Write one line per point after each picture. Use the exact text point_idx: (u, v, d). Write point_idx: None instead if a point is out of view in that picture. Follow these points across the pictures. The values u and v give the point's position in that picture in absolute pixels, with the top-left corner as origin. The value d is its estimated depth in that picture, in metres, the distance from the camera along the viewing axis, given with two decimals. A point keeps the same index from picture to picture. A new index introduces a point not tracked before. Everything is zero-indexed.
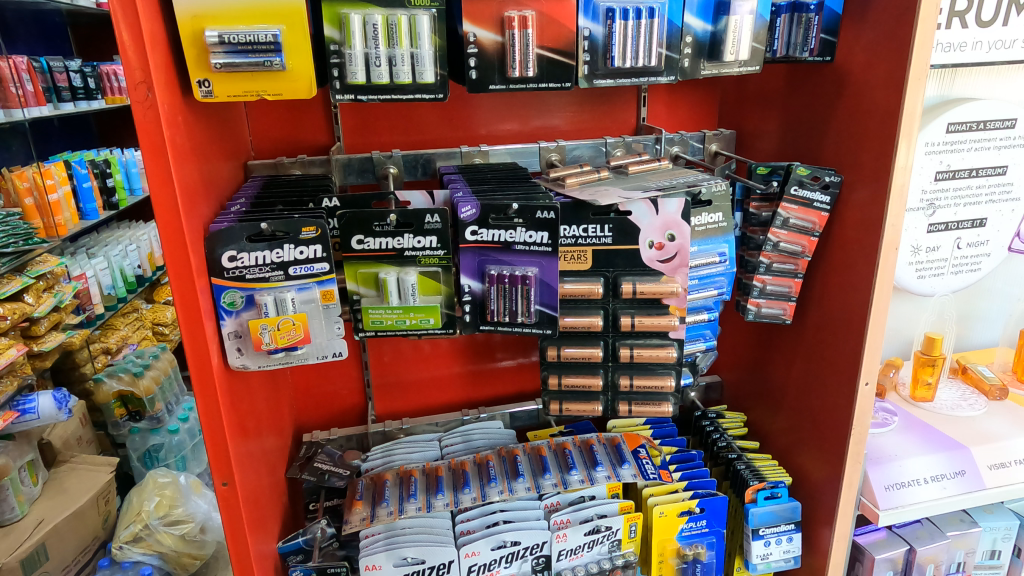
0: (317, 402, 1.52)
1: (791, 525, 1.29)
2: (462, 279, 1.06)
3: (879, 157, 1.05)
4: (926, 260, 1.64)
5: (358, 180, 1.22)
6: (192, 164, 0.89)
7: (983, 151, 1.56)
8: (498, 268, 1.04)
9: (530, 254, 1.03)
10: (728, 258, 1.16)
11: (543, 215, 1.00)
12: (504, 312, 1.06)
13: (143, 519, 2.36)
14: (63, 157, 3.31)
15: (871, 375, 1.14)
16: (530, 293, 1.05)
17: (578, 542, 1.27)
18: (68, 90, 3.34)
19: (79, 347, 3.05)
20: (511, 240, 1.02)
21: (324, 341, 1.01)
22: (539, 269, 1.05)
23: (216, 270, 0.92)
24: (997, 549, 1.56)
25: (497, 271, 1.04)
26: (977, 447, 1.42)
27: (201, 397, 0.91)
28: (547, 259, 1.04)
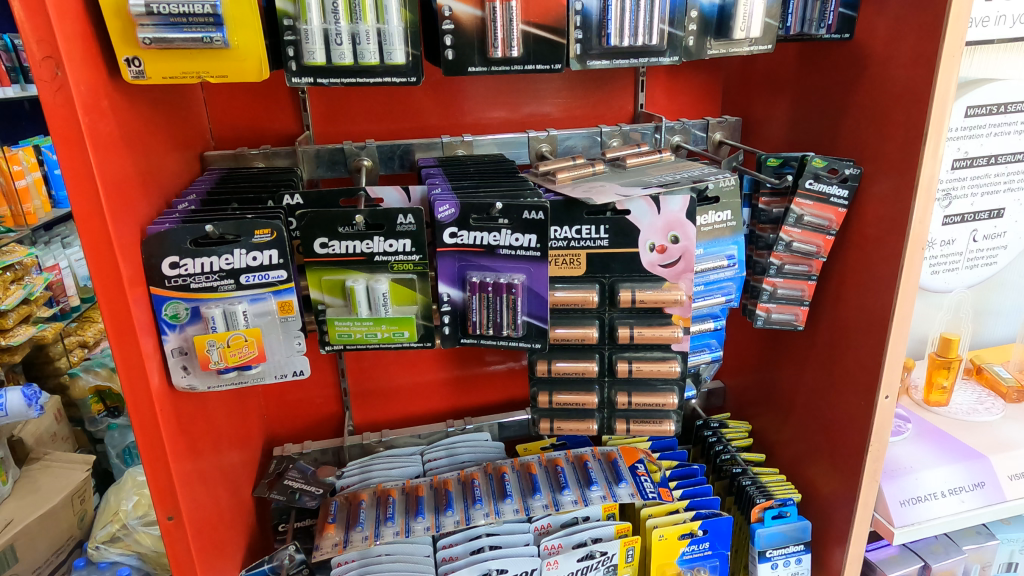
0: (290, 411, 1.41)
1: (800, 546, 1.18)
2: (440, 288, 0.94)
3: (905, 145, 0.94)
4: (941, 255, 1.53)
5: (328, 173, 1.10)
6: (123, 155, 0.76)
7: (1004, 136, 1.43)
8: (479, 275, 0.93)
9: (515, 260, 0.91)
10: (737, 261, 1.05)
11: (530, 215, 0.88)
12: (488, 324, 0.95)
13: (121, 520, 2.21)
14: (34, 142, 3.16)
15: (892, 388, 1.03)
16: (517, 303, 0.94)
17: (571, 569, 1.16)
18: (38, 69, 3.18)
19: (52, 340, 2.83)
20: (495, 244, 0.90)
21: (283, 359, 0.90)
22: (527, 276, 0.93)
23: (155, 278, 0.79)
24: (1014, 562, 1.40)
25: (479, 278, 0.93)
26: (996, 456, 1.29)
27: (138, 424, 0.79)
28: (536, 265, 0.92)
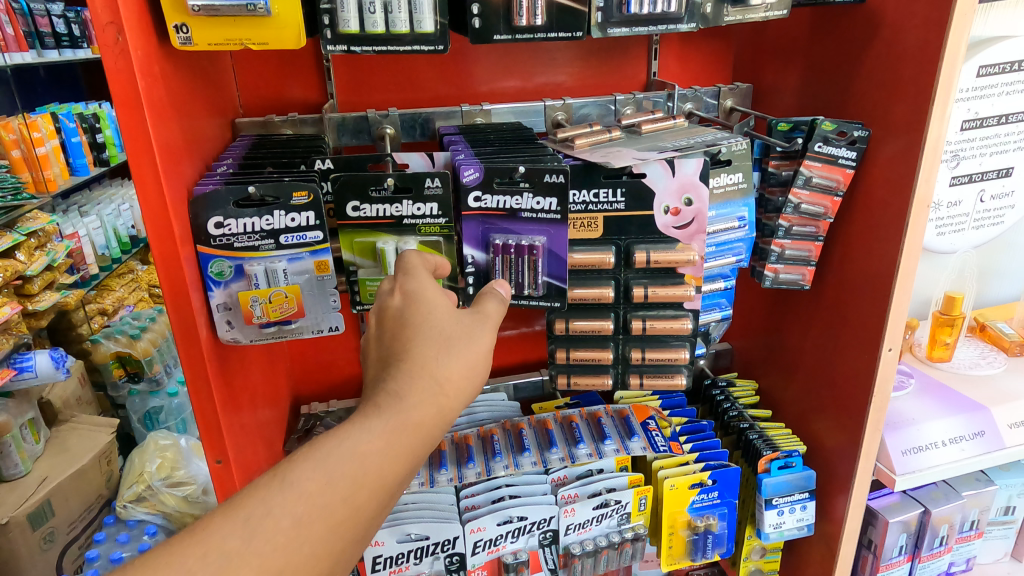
0: (316, 371, 1.47)
1: (805, 493, 1.25)
2: (466, 249, 0.99)
3: (914, 107, 0.97)
4: (947, 217, 1.57)
5: (352, 141, 1.14)
6: (173, 120, 0.81)
7: (1015, 95, 1.44)
8: (503, 237, 0.98)
9: (536, 223, 0.96)
10: (747, 223, 1.10)
11: (550, 179, 0.93)
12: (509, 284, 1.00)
13: (146, 480, 2.36)
14: (50, 108, 3.20)
15: (896, 341, 1.08)
16: (538, 265, 0.99)
17: (586, 517, 1.24)
18: (51, 36, 3.21)
19: (75, 308, 2.93)
20: (517, 207, 0.95)
21: (320, 315, 0.96)
22: (547, 238, 0.98)
23: (202, 238, 0.85)
24: (1012, 505, 1.48)
25: (502, 241, 0.98)
26: (997, 407, 1.35)
27: (189, 372, 0.86)
28: (556, 228, 0.97)
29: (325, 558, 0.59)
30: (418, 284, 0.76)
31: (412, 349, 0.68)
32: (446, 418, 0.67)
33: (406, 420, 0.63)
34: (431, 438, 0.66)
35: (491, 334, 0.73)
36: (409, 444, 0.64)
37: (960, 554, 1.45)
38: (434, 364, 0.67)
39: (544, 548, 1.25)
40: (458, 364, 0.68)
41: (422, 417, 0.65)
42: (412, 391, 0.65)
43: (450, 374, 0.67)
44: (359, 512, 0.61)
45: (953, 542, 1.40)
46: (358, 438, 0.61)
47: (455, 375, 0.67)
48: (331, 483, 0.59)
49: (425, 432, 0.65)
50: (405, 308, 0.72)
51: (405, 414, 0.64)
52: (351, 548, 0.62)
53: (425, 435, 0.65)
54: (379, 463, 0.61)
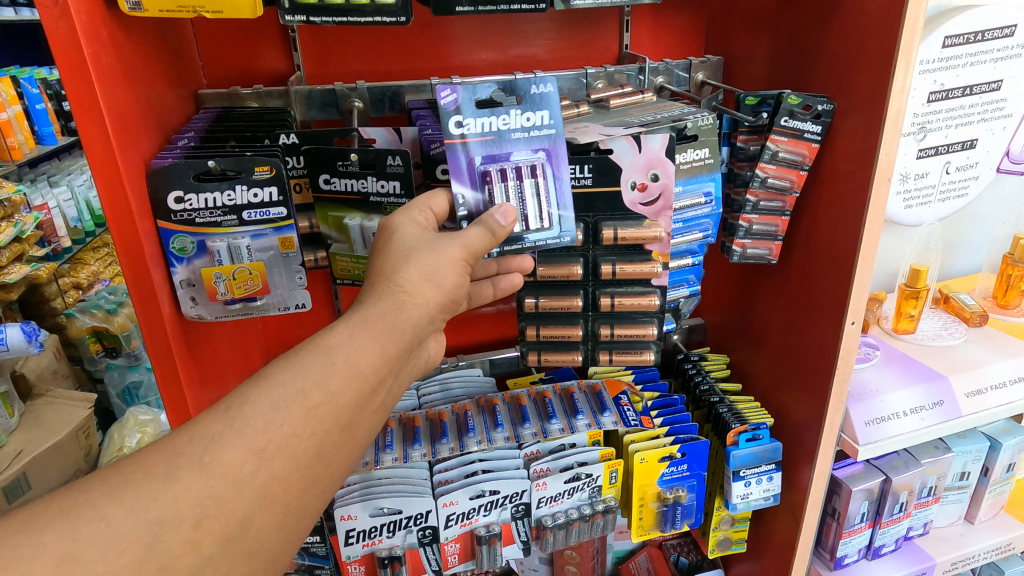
0: (290, 350, 1.40)
1: (771, 465, 1.27)
2: (455, 189, 0.90)
3: (875, 80, 0.98)
4: (914, 188, 1.58)
5: (320, 115, 1.12)
6: (127, 91, 0.81)
7: (979, 65, 1.45)
8: (496, 164, 0.90)
9: (530, 145, 0.91)
10: (714, 199, 1.10)
11: (536, 93, 0.90)
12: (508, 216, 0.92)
13: (126, 454, 2.38)
14: (10, 73, 3.17)
15: (859, 314, 1.10)
16: (542, 191, 0.92)
17: (558, 490, 1.25)
18: None
19: (46, 280, 2.84)
20: (506, 129, 0.90)
21: (286, 292, 0.95)
22: (544, 160, 0.93)
23: (162, 212, 0.84)
24: (967, 471, 1.52)
25: (496, 168, 0.90)
26: (955, 376, 1.38)
27: (152, 349, 0.87)
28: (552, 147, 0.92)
29: (306, 447, 0.60)
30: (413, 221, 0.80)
31: (382, 266, 0.73)
32: (415, 315, 0.70)
33: (373, 316, 0.67)
34: (400, 330, 0.68)
35: (461, 244, 0.77)
36: (379, 336, 0.66)
37: (918, 519, 1.48)
38: (397, 273, 0.71)
39: (516, 521, 1.26)
40: (421, 271, 0.72)
41: (387, 313, 0.68)
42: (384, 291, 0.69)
43: (413, 278, 0.71)
44: (339, 398, 0.62)
45: (911, 508, 1.44)
46: (330, 335, 0.65)
47: (420, 280, 0.72)
48: (305, 370, 0.62)
49: (392, 326, 0.68)
50: (383, 233, 0.77)
51: (368, 311, 0.67)
52: (335, 440, 0.62)
53: (392, 328, 0.67)
54: (348, 352, 0.64)
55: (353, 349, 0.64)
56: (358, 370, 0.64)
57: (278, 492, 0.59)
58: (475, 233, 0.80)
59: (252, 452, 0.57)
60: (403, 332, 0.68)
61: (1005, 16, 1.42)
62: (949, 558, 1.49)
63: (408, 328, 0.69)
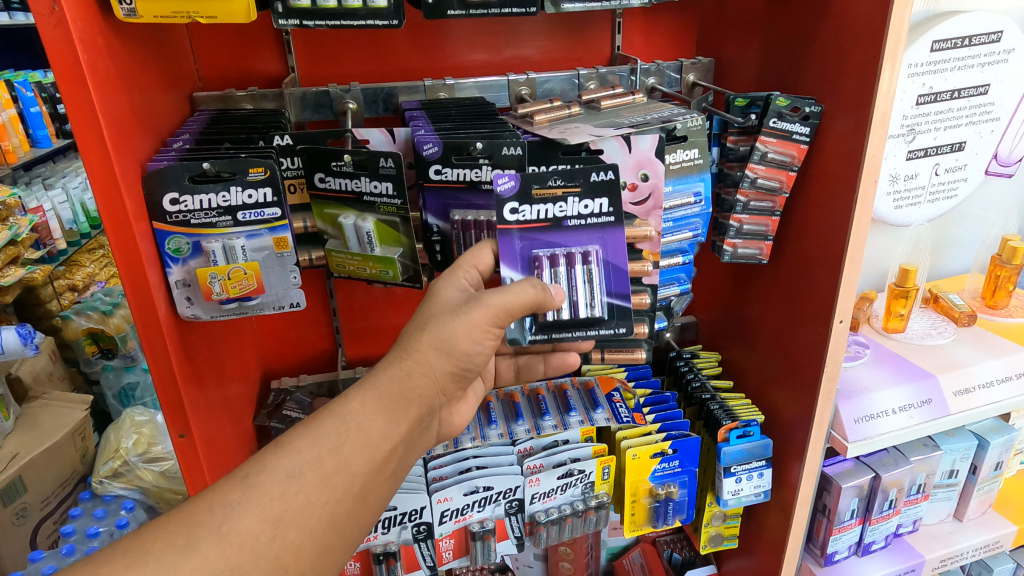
0: (286, 349, 1.41)
1: (762, 461, 1.28)
2: (504, 271, 0.94)
3: (861, 84, 0.99)
4: (904, 189, 1.59)
5: (315, 116, 1.13)
6: (122, 95, 0.82)
7: (966, 70, 1.48)
8: (548, 250, 0.94)
9: (587, 230, 0.94)
10: (703, 198, 1.12)
11: (598, 177, 0.92)
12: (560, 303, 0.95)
13: (122, 456, 2.39)
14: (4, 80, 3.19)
15: (847, 313, 1.11)
16: (596, 279, 0.95)
17: (551, 486, 1.26)
18: None
19: (41, 282, 2.84)
20: (562, 216, 0.93)
21: (280, 291, 0.96)
22: (602, 246, 0.95)
23: (158, 214, 0.85)
24: (956, 469, 1.54)
25: (545, 253, 0.94)
26: (944, 375, 1.40)
27: (149, 349, 0.88)
28: (610, 232, 0.95)
29: (319, 514, 0.69)
30: (453, 281, 0.88)
31: (404, 336, 0.83)
32: (424, 386, 0.79)
33: (387, 387, 0.77)
34: (408, 400, 0.78)
35: (492, 306, 0.82)
36: (388, 406, 0.76)
37: (907, 516, 1.50)
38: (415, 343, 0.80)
39: (510, 517, 1.28)
40: (438, 340, 0.81)
41: (395, 380, 0.78)
42: (401, 361, 0.79)
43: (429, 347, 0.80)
44: (349, 467, 0.72)
45: (901, 505, 1.46)
46: (345, 403, 0.75)
47: (436, 349, 0.80)
48: (320, 439, 0.72)
49: (401, 397, 0.77)
50: (428, 299, 0.87)
51: (381, 379, 0.78)
52: (346, 508, 0.72)
53: (401, 397, 0.77)
54: (362, 420, 0.74)
55: (365, 416, 0.74)
56: (368, 437, 0.73)
57: (291, 559, 0.67)
58: (520, 292, 0.85)
59: (267, 522, 0.66)
60: (411, 401, 0.78)
61: (991, 22, 1.45)
62: (938, 555, 1.51)
63: (416, 398, 0.79)
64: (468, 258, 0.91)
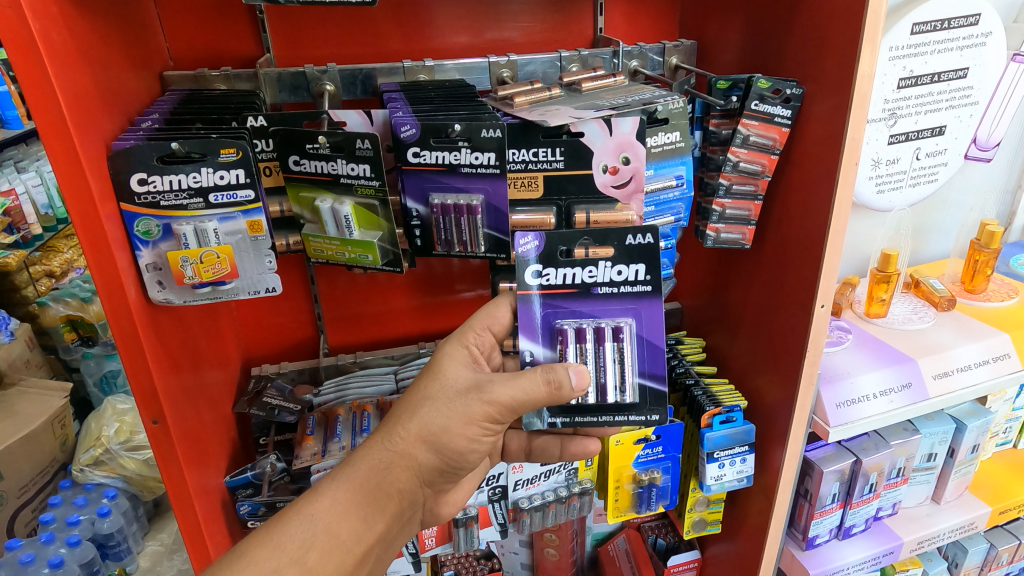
0: (267, 336, 1.39)
1: (744, 447, 1.28)
2: (526, 345, 0.94)
3: (841, 65, 0.98)
4: (886, 174, 1.59)
5: (291, 98, 1.11)
6: (82, 70, 0.80)
7: (946, 53, 1.47)
8: (574, 322, 0.94)
9: (619, 300, 0.94)
10: (685, 181, 1.12)
11: (633, 241, 0.92)
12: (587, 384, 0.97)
13: (103, 444, 2.37)
14: None
15: (828, 297, 1.11)
16: (628, 356, 0.96)
17: (534, 473, 1.27)
18: None
19: (17, 269, 2.78)
20: (592, 281, 0.93)
21: (255, 276, 0.95)
22: (635, 317, 0.95)
23: (125, 195, 0.83)
24: (934, 452, 1.55)
25: (574, 325, 0.94)
26: (923, 358, 1.41)
27: (119, 335, 0.86)
28: (643, 304, 0.94)
29: None
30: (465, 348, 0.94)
31: (390, 417, 0.88)
32: (405, 480, 0.85)
33: (365, 481, 0.83)
34: (385, 497, 0.84)
35: (497, 400, 0.85)
36: (364, 502, 0.82)
37: (887, 499, 1.51)
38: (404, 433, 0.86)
39: (494, 504, 1.27)
40: (424, 432, 0.86)
41: (372, 477, 0.83)
42: (375, 460, 0.84)
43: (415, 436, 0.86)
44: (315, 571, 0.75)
45: (881, 489, 1.47)
46: (313, 505, 0.79)
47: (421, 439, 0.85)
48: (283, 548, 0.75)
49: (378, 492, 0.83)
50: (436, 371, 0.91)
51: (359, 472, 0.83)
52: None
53: (377, 493, 0.83)
54: (337, 517, 0.79)
55: (340, 512, 0.80)
56: (341, 536, 0.79)
57: None
58: (529, 387, 0.85)
59: None
60: (388, 497, 0.84)
61: (971, 5, 1.45)
62: (916, 537, 1.52)
63: (393, 492, 0.84)
64: (483, 318, 0.98)
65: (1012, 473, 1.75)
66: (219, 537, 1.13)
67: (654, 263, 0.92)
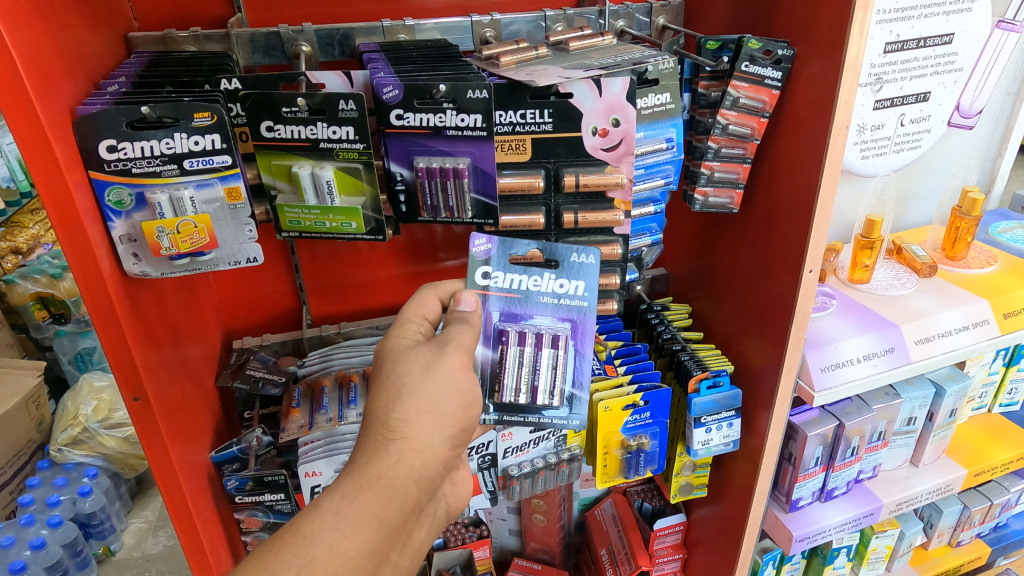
0: (248, 308, 1.36)
1: (731, 412, 1.28)
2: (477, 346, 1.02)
3: (834, 26, 0.96)
4: (871, 139, 1.58)
5: (265, 60, 1.06)
6: (40, 31, 0.76)
7: (931, 18, 1.46)
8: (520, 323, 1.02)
9: (557, 310, 1.03)
10: (675, 145, 1.10)
11: (576, 258, 1.01)
12: (522, 388, 1.04)
13: (81, 423, 2.33)
14: None
15: (817, 262, 1.10)
16: (562, 365, 1.04)
17: (524, 440, 1.25)
18: None
19: None
20: (534, 289, 1.01)
21: (235, 246, 0.92)
22: (571, 329, 1.03)
23: (93, 163, 0.80)
24: (914, 416, 1.58)
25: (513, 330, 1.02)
26: (906, 324, 1.43)
27: (94, 309, 0.83)
28: (579, 318, 1.03)
29: None
30: (467, 323, 0.93)
31: (380, 396, 0.83)
32: (420, 467, 0.79)
33: (378, 486, 0.75)
34: (403, 491, 0.76)
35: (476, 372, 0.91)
36: (378, 503, 0.74)
37: (868, 462, 1.54)
38: (390, 416, 0.81)
39: (483, 472, 1.27)
40: (418, 406, 0.82)
41: (383, 479, 0.76)
42: (387, 456, 0.78)
43: (407, 421, 0.81)
44: None
45: (862, 452, 1.50)
46: (323, 516, 0.71)
47: (414, 417, 0.81)
48: (290, 559, 0.67)
49: (392, 488, 0.76)
50: (389, 360, 0.88)
51: (365, 472, 0.76)
52: None
53: (392, 491, 0.76)
54: (348, 524, 0.71)
55: (345, 527, 0.71)
56: (349, 552, 0.70)
57: None
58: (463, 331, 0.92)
59: None
60: (405, 492, 0.77)
61: None
62: (895, 499, 1.56)
63: (411, 485, 0.77)
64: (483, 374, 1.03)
65: (986, 436, 1.80)
66: (205, 513, 1.11)
67: (591, 281, 1.02)
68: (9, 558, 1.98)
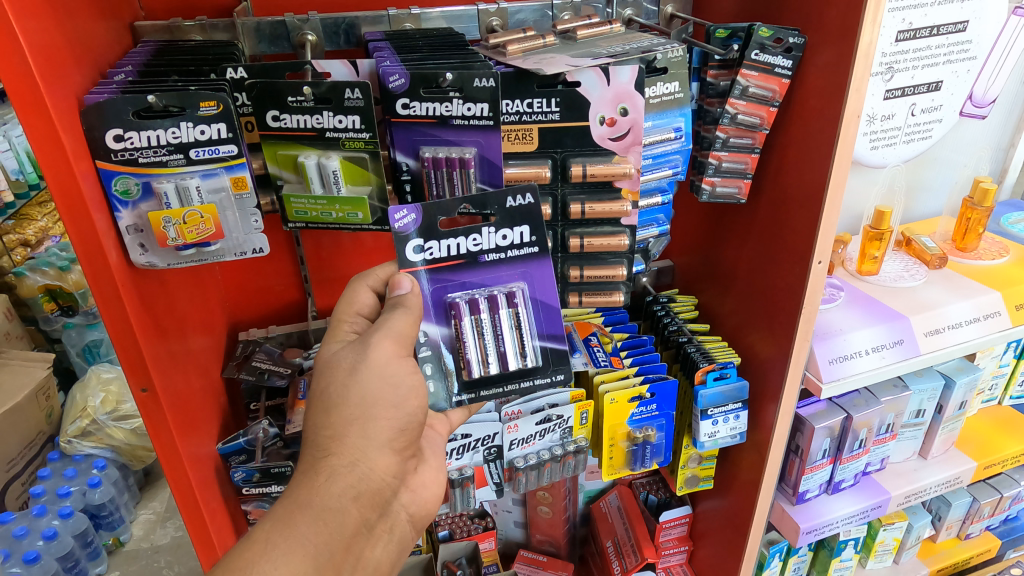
0: (253, 300, 1.36)
1: (738, 404, 1.27)
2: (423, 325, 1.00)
3: (845, 14, 0.95)
4: (881, 130, 1.57)
5: (271, 50, 1.05)
6: (47, 20, 0.75)
7: (945, 6, 1.44)
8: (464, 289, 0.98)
9: (506, 265, 0.98)
10: (684, 134, 1.09)
11: (514, 204, 0.95)
12: (489, 358, 1.01)
13: (90, 415, 2.34)
14: None
15: (825, 254, 1.10)
16: (524, 320, 1.01)
17: (529, 432, 1.24)
18: None
19: None
20: (477, 250, 0.96)
21: (241, 236, 0.92)
22: (526, 281, 1.00)
23: (100, 152, 0.79)
24: (923, 409, 1.58)
25: (458, 296, 0.99)
26: (915, 316, 1.42)
27: (101, 298, 0.82)
28: (532, 266, 0.99)
29: None
30: (401, 307, 0.90)
31: (312, 416, 0.85)
32: (354, 484, 0.80)
33: (308, 509, 0.77)
34: (337, 512, 0.78)
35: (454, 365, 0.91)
36: (312, 526, 0.75)
37: (875, 454, 1.54)
38: (319, 436, 0.83)
39: (489, 464, 1.27)
40: (345, 418, 0.83)
41: (314, 504, 0.77)
42: (318, 478, 0.79)
43: (335, 438, 0.83)
44: None
45: (870, 444, 1.49)
46: (257, 545, 0.72)
47: (341, 433, 0.83)
48: None
49: (325, 510, 0.77)
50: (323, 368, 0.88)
51: (294, 499, 0.77)
52: None
53: (324, 513, 0.77)
54: (283, 549, 0.72)
55: (277, 554, 0.72)
56: None
57: None
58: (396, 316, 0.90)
59: None
60: (339, 512, 0.78)
61: None
62: (903, 492, 1.56)
63: (346, 504, 0.79)
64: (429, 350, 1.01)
65: (996, 429, 1.79)
66: (212, 505, 1.12)
67: (536, 224, 0.97)
68: (21, 549, 2.00)
